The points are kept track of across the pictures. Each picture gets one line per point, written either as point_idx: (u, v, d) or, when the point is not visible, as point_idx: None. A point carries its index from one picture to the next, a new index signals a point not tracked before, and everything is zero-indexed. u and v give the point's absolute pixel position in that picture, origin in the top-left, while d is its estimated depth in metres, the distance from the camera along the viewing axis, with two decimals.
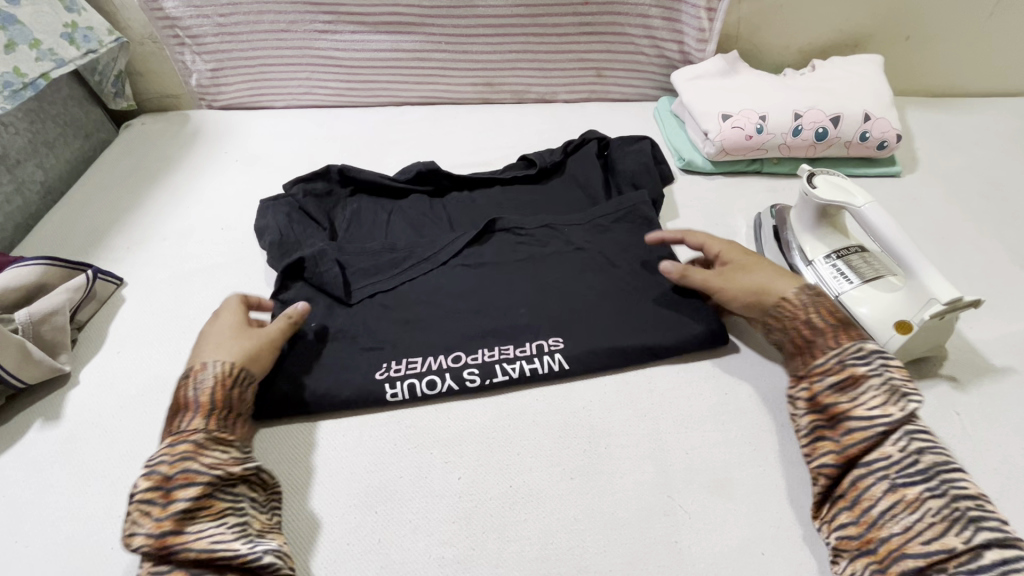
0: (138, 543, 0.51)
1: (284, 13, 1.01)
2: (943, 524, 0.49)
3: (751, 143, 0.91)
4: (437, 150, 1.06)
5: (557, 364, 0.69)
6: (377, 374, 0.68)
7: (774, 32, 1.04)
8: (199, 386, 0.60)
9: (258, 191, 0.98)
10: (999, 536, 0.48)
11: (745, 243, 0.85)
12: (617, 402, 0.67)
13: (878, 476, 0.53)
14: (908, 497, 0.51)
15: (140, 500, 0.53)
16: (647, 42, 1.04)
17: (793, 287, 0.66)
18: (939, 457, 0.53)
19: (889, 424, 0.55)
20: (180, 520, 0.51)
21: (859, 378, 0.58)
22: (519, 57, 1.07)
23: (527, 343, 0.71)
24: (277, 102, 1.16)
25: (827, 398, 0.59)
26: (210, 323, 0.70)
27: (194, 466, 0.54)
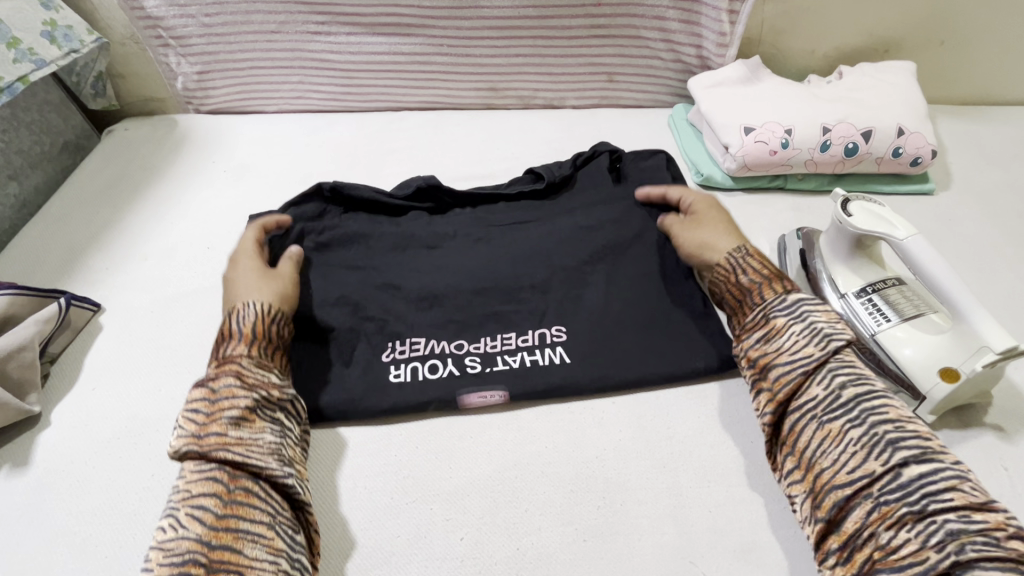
0: (179, 443, 0.54)
1: (275, 13, 0.94)
2: (869, 452, 0.51)
3: (775, 159, 0.85)
4: (438, 160, 1.00)
5: (558, 357, 0.68)
6: (383, 356, 0.69)
7: (799, 36, 0.97)
8: (243, 318, 0.64)
9: (248, 206, 0.92)
10: (917, 453, 0.50)
11: None
12: (633, 450, 0.62)
13: (809, 418, 0.55)
14: (833, 432, 0.53)
15: (189, 408, 0.56)
16: (663, 46, 0.98)
17: (730, 245, 0.70)
18: (859, 388, 0.55)
19: (809, 365, 0.57)
20: (226, 426, 0.55)
21: (780, 328, 0.60)
22: (525, 61, 1.01)
23: (530, 334, 0.70)
24: (269, 107, 1.10)
25: (755, 351, 0.61)
26: (231, 269, 0.73)
27: (238, 383, 0.58)
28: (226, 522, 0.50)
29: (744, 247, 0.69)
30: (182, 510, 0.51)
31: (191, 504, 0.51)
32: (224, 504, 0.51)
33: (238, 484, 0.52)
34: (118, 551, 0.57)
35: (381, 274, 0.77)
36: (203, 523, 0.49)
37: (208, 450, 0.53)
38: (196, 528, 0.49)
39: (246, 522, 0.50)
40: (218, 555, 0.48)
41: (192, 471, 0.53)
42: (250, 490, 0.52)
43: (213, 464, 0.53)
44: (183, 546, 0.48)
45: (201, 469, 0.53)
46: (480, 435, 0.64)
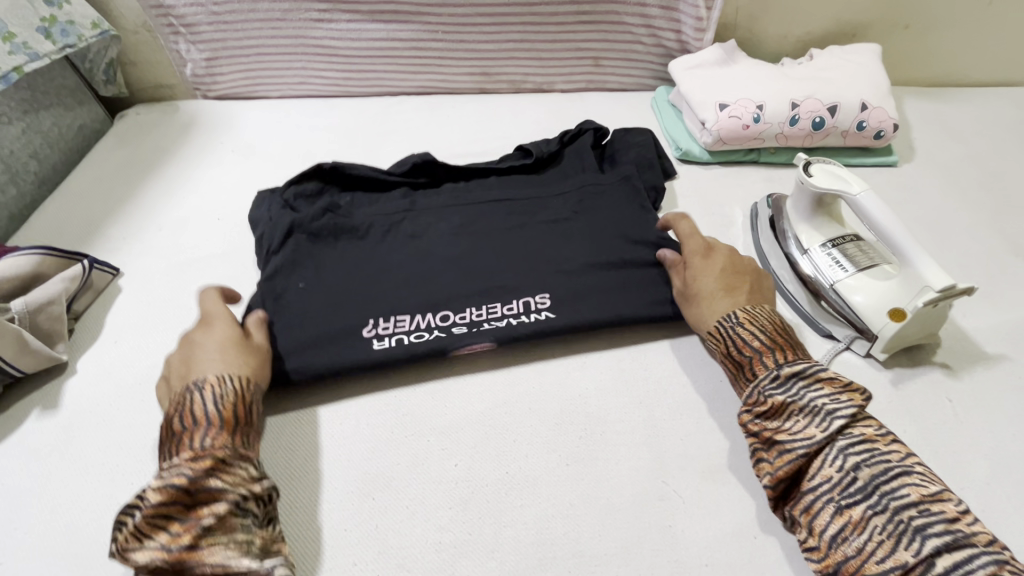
0: (144, 556, 0.50)
1: (280, 2, 1.00)
2: (895, 541, 0.49)
3: (748, 133, 0.91)
4: (435, 140, 1.06)
5: (543, 320, 0.72)
6: (366, 332, 0.71)
7: (772, 21, 1.04)
8: (217, 399, 0.58)
9: (254, 181, 0.98)
10: (946, 538, 0.48)
11: (741, 233, 0.86)
12: (613, 389, 0.68)
13: (824, 500, 0.53)
14: (854, 517, 0.51)
15: (152, 514, 0.51)
16: (645, 31, 1.04)
17: (722, 311, 0.67)
18: (874, 467, 0.53)
19: (812, 446, 0.55)
20: (197, 536, 0.51)
21: (781, 407, 0.58)
22: (516, 47, 1.07)
23: (514, 302, 0.74)
24: (273, 92, 1.16)
25: (754, 426, 0.60)
26: (199, 329, 0.67)
27: (217, 482, 0.53)
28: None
29: (734, 312, 0.66)
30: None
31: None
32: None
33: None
34: (143, 479, 0.63)
35: (366, 251, 0.81)
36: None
37: (180, 563, 0.49)
38: None
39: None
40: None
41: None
42: None
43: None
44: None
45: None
46: (473, 378, 0.70)
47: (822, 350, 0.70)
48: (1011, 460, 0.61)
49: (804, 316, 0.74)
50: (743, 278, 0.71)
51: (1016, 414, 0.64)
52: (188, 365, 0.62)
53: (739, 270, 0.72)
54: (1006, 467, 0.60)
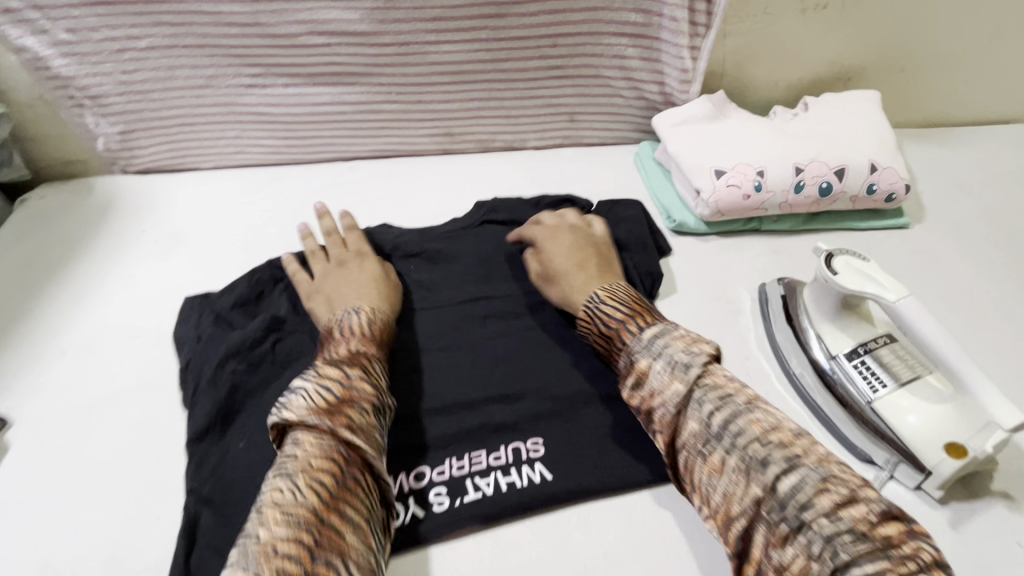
0: (309, 414, 0.52)
1: (201, 68, 0.86)
2: (748, 476, 0.47)
3: (749, 203, 0.81)
4: (395, 215, 0.92)
5: (537, 475, 0.60)
6: None
7: (762, 69, 0.94)
8: (366, 314, 0.68)
9: (182, 281, 0.83)
10: (785, 464, 0.46)
11: (751, 321, 0.75)
12: (626, 555, 0.56)
13: (693, 454, 0.51)
14: (716, 462, 0.49)
15: (312, 401, 0.54)
16: (624, 84, 0.93)
17: (585, 297, 0.67)
18: (729, 410, 0.51)
19: (679, 401, 0.53)
20: (352, 423, 0.54)
21: (644, 371, 0.56)
22: (481, 105, 0.95)
23: (501, 449, 0.63)
24: (205, 163, 1.00)
25: (634, 399, 0.56)
26: (342, 267, 0.76)
27: (364, 390, 0.57)
28: (334, 505, 0.49)
29: (597, 291, 0.66)
30: (299, 477, 0.49)
31: (309, 473, 0.49)
32: (337, 489, 0.49)
33: (348, 472, 0.51)
34: None
35: None
36: (319, 495, 0.48)
37: (338, 426, 0.52)
38: (301, 516, 0.47)
39: (348, 512, 0.49)
40: (321, 535, 0.47)
41: (314, 444, 0.51)
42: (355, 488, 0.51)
43: (335, 442, 0.52)
44: (292, 510, 0.47)
45: (317, 445, 0.51)
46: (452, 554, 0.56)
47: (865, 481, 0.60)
48: None
49: (836, 435, 0.63)
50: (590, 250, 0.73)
51: None
52: (336, 292, 0.72)
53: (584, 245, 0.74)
54: None
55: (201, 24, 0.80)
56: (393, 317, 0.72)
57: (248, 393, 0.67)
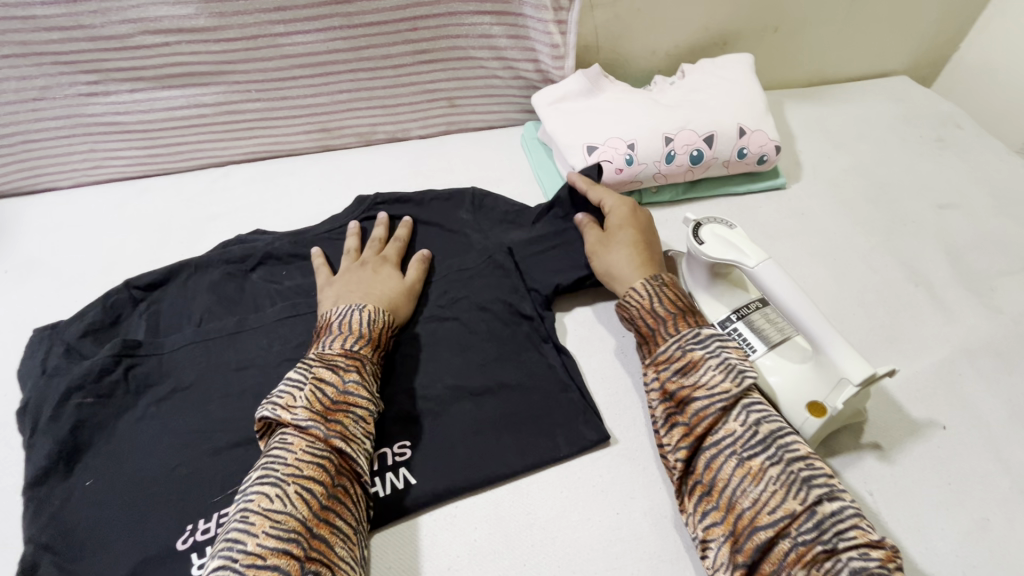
0: (304, 415, 0.53)
1: (30, 78, 0.79)
2: (788, 489, 0.47)
3: (622, 177, 0.80)
4: (270, 219, 0.87)
5: (401, 481, 0.58)
6: (179, 544, 0.55)
7: (635, 39, 0.93)
8: (348, 315, 0.64)
9: (34, 312, 0.77)
10: (827, 488, 0.47)
11: None
12: (491, 551, 0.55)
13: (727, 454, 0.51)
14: (753, 468, 0.49)
15: (305, 408, 0.54)
16: (498, 64, 0.90)
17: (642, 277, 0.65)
18: (774, 424, 0.52)
19: (727, 401, 0.53)
20: (346, 429, 0.54)
21: (698, 362, 0.55)
22: (353, 97, 0.90)
23: None
24: (64, 181, 0.93)
25: (673, 384, 0.56)
26: (364, 270, 0.73)
27: (359, 394, 0.57)
28: (327, 513, 0.49)
29: (660, 276, 0.65)
30: (290, 485, 0.49)
31: (300, 480, 0.50)
32: (328, 498, 0.50)
33: (340, 481, 0.52)
34: None
35: (177, 411, 0.65)
36: (310, 505, 0.49)
37: (332, 434, 0.53)
38: (293, 523, 0.47)
39: (340, 519, 0.50)
40: (311, 546, 0.47)
41: (306, 449, 0.52)
42: (347, 492, 0.52)
43: (326, 450, 0.52)
44: (284, 520, 0.47)
45: (314, 450, 0.52)
46: None
47: None
48: (943, 563, 0.52)
49: None
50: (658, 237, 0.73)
51: (939, 494, 0.57)
52: (341, 295, 0.69)
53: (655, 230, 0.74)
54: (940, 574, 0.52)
55: (16, 31, 0.74)
56: (395, 319, 0.68)
57: (96, 426, 0.63)
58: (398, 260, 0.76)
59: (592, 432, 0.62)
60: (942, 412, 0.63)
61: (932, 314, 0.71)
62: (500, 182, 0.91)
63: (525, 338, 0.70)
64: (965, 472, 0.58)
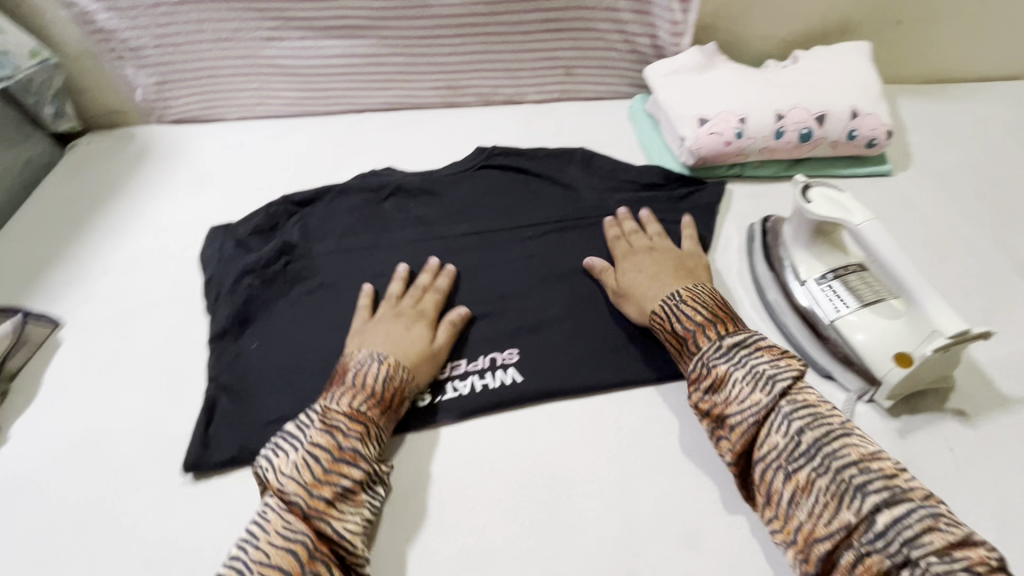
0: (292, 489, 0.54)
1: (226, 21, 0.94)
2: (838, 499, 0.51)
3: (730, 150, 0.85)
4: (398, 160, 0.99)
5: (509, 378, 0.69)
6: None
7: (753, 22, 0.96)
8: (365, 370, 0.63)
9: (209, 214, 0.93)
10: (885, 494, 0.50)
11: (735, 254, 0.80)
12: (582, 445, 0.65)
13: (774, 468, 0.55)
14: (800, 481, 0.53)
15: (296, 477, 0.55)
16: (618, 37, 0.97)
17: (661, 294, 0.69)
18: (822, 430, 0.54)
19: (759, 413, 0.57)
20: (333, 502, 0.55)
21: (723, 378, 0.60)
22: (482, 58, 1.00)
23: (480, 357, 0.71)
24: (231, 114, 1.09)
25: (705, 403, 0.60)
26: (394, 318, 0.70)
27: (356, 459, 0.57)
28: None
29: (678, 291, 0.67)
30: (256, 573, 0.50)
31: (265, 572, 0.50)
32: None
33: (316, 567, 0.52)
34: (74, 570, 0.58)
35: (321, 301, 0.77)
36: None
37: (313, 513, 0.54)
38: None
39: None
40: None
41: (280, 532, 0.53)
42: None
43: (304, 531, 0.53)
44: None
45: (287, 535, 0.53)
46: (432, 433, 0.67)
47: (823, 394, 0.65)
48: (1013, 520, 0.55)
49: (801, 352, 0.68)
50: (676, 258, 0.75)
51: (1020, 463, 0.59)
52: (362, 343, 0.67)
53: (666, 254, 0.75)
54: (1008, 529, 0.55)
55: None
56: (414, 384, 0.65)
57: (259, 305, 0.76)
58: (433, 314, 0.72)
59: (678, 365, 0.68)
60: None
61: None
62: (606, 146, 0.98)
63: None
64: None
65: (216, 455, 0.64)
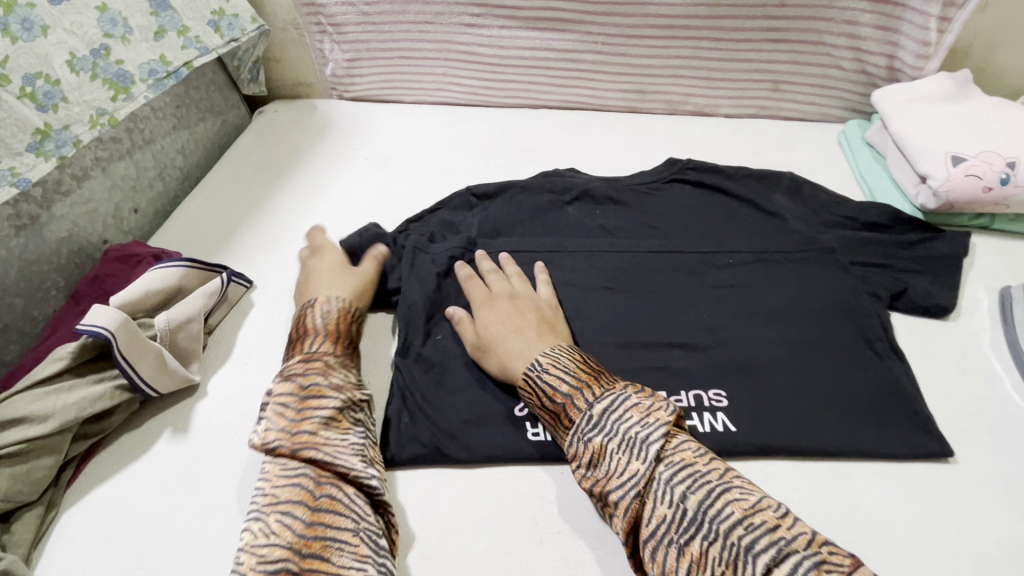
0: (271, 436, 0.54)
1: (432, 4, 0.94)
2: (733, 568, 0.44)
3: (989, 197, 0.73)
4: (579, 163, 0.94)
5: (720, 425, 0.60)
6: (516, 411, 0.64)
7: (1019, 51, 0.83)
8: (326, 315, 0.67)
9: (388, 195, 0.92)
10: (772, 551, 0.43)
11: (987, 321, 0.68)
12: (810, 518, 0.55)
13: (664, 544, 0.47)
14: (693, 555, 0.45)
15: (276, 402, 0.57)
16: (848, 54, 0.86)
17: (524, 363, 0.62)
18: (700, 490, 0.48)
19: (638, 485, 0.49)
20: (318, 425, 0.55)
21: (600, 452, 0.52)
22: (684, 64, 0.93)
23: (683, 393, 0.63)
24: (408, 97, 1.09)
25: (587, 480, 0.53)
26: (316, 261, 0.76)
27: (322, 382, 0.59)
28: (315, 528, 0.49)
29: (558, 350, 0.61)
30: (269, 514, 0.49)
31: (282, 507, 0.49)
32: (313, 508, 0.50)
33: (324, 490, 0.52)
34: None
35: None
36: (291, 529, 0.48)
37: (298, 447, 0.53)
38: (286, 535, 0.48)
39: (333, 528, 0.50)
40: (302, 564, 0.47)
41: (280, 475, 0.52)
42: (335, 497, 0.51)
43: (302, 465, 0.53)
44: (271, 551, 0.47)
45: (288, 474, 0.52)
46: None
47: None
48: None
49: None
50: (534, 309, 0.68)
51: None
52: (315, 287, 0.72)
53: (525, 305, 0.68)
54: None
55: None
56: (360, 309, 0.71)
57: (444, 298, 0.74)
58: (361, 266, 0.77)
59: (932, 445, 0.58)
60: None
61: None
62: (814, 173, 0.87)
63: (852, 331, 0.67)
64: None
65: (405, 450, 0.62)
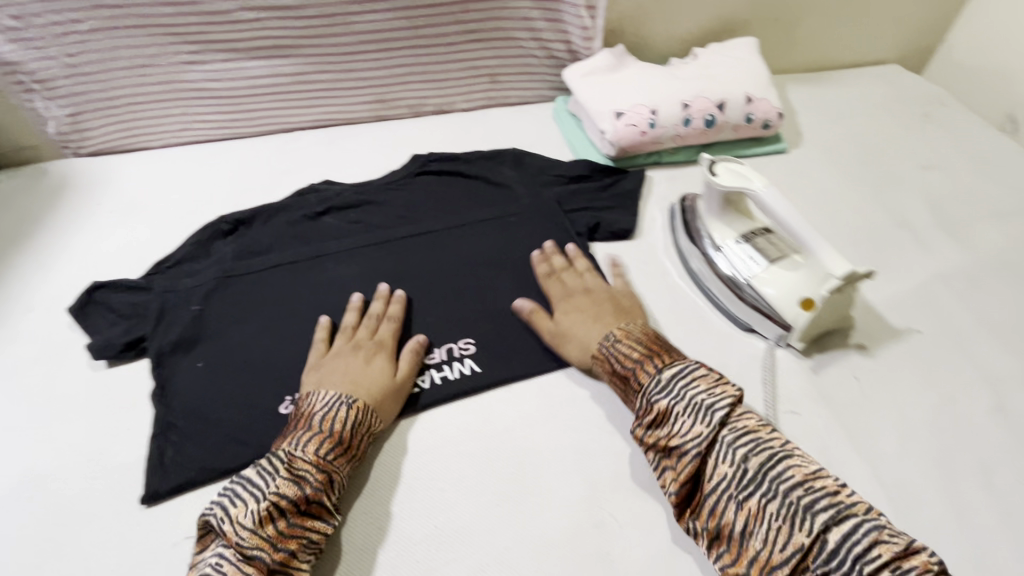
0: (252, 541, 0.52)
1: (143, 47, 0.93)
2: (792, 521, 0.51)
3: (646, 139, 0.93)
4: (335, 174, 1.00)
5: (467, 368, 0.72)
6: (282, 409, 0.68)
7: (655, 24, 1.06)
8: (335, 416, 0.61)
9: (141, 243, 0.90)
10: (832, 511, 0.51)
11: (663, 232, 0.87)
12: (538, 418, 0.69)
13: (726, 500, 0.55)
14: (753, 509, 0.53)
15: (278, 499, 0.54)
16: (535, 44, 1.04)
17: (599, 334, 0.69)
18: (762, 455, 0.56)
19: (700, 446, 0.57)
20: (294, 550, 0.54)
21: (666, 413, 0.59)
22: (410, 71, 1.04)
23: (436, 350, 0.74)
24: (154, 142, 1.06)
25: (651, 437, 0.60)
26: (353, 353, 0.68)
27: (326, 500, 0.57)
28: None
29: (612, 331, 0.68)
30: None
31: None
32: None
33: None
34: None
35: (269, 315, 0.77)
36: None
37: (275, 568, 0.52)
38: None
39: None
40: None
41: None
42: None
43: None
44: None
45: None
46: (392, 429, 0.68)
47: (745, 345, 0.73)
48: (913, 428, 0.64)
49: (722, 310, 0.76)
50: (609, 298, 0.74)
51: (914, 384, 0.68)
52: (329, 381, 0.65)
53: (599, 295, 0.74)
54: (909, 437, 0.64)
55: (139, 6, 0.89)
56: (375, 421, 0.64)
57: (203, 328, 0.75)
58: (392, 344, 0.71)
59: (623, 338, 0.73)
60: (919, 321, 0.74)
61: (913, 248, 0.83)
62: (534, 145, 1.03)
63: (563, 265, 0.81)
64: (936, 364, 0.70)
65: (173, 480, 0.63)
